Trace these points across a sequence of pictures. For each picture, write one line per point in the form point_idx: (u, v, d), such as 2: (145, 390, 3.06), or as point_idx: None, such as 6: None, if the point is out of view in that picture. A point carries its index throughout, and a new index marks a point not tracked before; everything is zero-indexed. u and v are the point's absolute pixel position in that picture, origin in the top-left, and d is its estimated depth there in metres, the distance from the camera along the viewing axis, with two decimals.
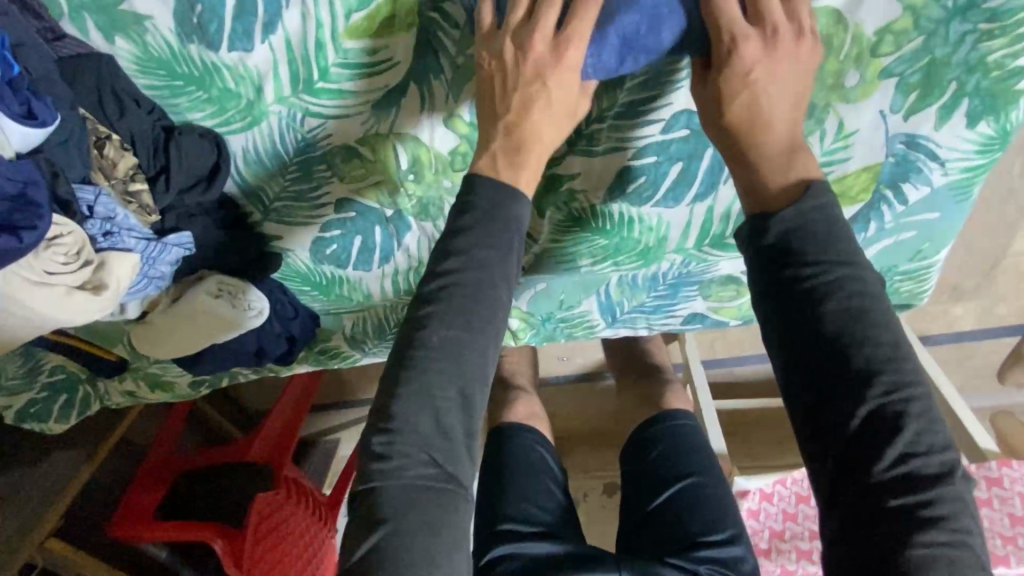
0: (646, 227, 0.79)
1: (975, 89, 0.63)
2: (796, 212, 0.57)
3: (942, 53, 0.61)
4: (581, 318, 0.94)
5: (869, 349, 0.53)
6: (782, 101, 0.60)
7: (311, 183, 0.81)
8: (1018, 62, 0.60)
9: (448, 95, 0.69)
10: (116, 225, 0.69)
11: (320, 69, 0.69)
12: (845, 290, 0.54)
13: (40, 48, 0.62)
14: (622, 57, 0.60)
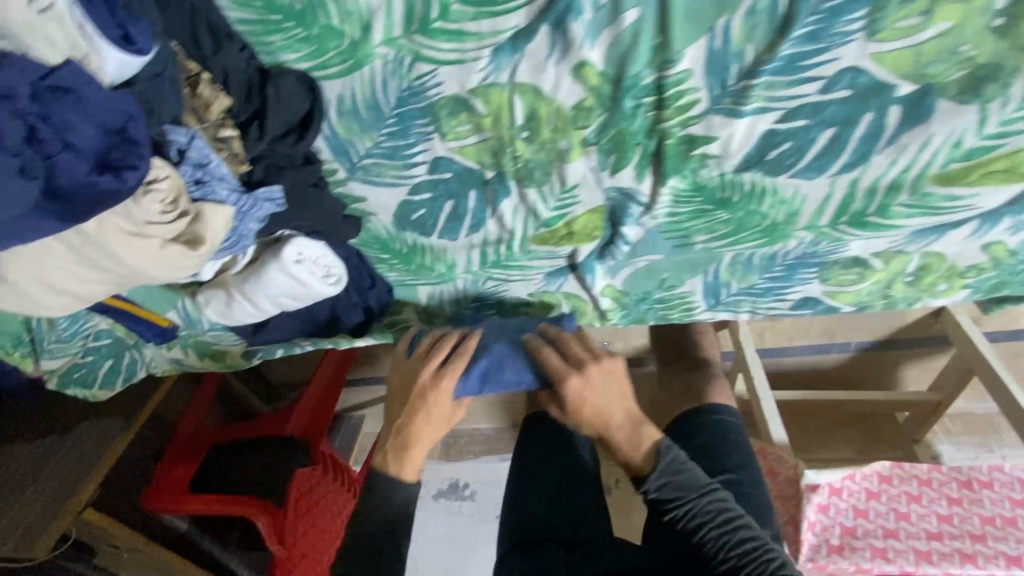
0: (777, 201, 0.72)
1: None
2: (661, 473, 0.72)
3: None
4: (680, 300, 0.88)
5: (700, 513, 0.70)
6: (615, 405, 0.76)
7: (407, 139, 0.74)
8: None
9: (584, 40, 0.61)
10: (206, 175, 0.61)
11: (440, 6, 0.61)
12: (699, 504, 0.70)
13: None
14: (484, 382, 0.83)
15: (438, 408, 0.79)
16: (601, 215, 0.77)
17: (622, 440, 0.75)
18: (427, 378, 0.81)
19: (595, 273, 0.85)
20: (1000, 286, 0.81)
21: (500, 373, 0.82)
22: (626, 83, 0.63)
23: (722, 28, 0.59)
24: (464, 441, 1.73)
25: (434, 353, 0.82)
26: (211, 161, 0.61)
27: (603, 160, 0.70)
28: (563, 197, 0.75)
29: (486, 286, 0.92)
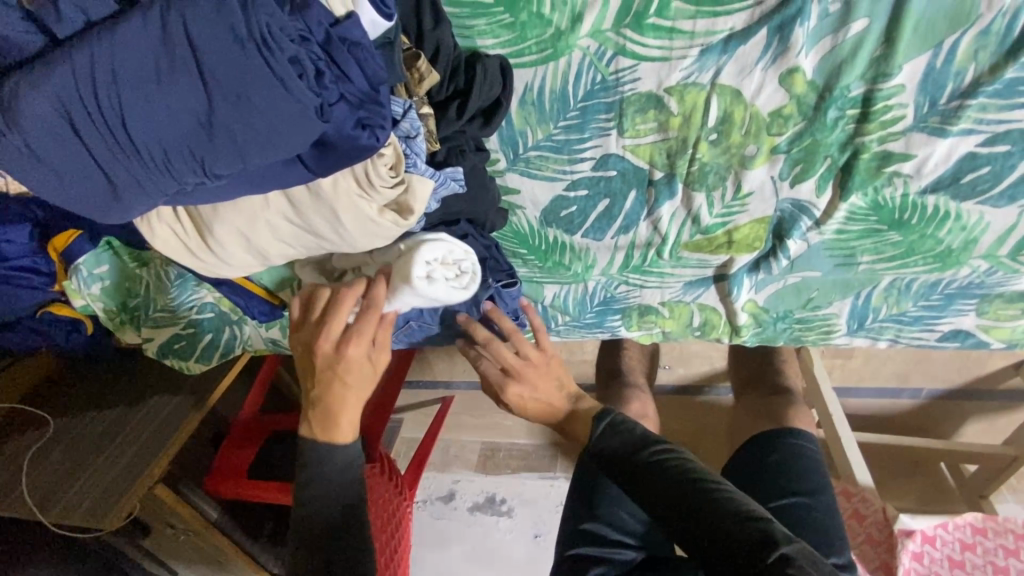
0: (958, 226, 0.71)
1: None
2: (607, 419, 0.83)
3: None
4: (820, 322, 0.85)
5: (650, 475, 0.75)
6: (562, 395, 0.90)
7: (583, 133, 0.73)
8: None
9: (803, 47, 0.61)
10: (406, 148, 0.59)
11: (660, 2, 0.61)
12: (637, 437, 0.80)
13: None
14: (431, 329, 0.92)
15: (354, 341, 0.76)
16: (766, 226, 0.76)
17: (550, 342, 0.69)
18: (332, 349, 0.77)
19: (742, 286, 0.83)
20: None
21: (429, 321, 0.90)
22: (833, 94, 0.63)
23: (948, 46, 0.59)
24: (500, 456, 1.57)
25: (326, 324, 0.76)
26: (416, 137, 0.59)
27: (787, 170, 0.70)
28: (730, 206, 0.75)
29: (618, 291, 0.89)
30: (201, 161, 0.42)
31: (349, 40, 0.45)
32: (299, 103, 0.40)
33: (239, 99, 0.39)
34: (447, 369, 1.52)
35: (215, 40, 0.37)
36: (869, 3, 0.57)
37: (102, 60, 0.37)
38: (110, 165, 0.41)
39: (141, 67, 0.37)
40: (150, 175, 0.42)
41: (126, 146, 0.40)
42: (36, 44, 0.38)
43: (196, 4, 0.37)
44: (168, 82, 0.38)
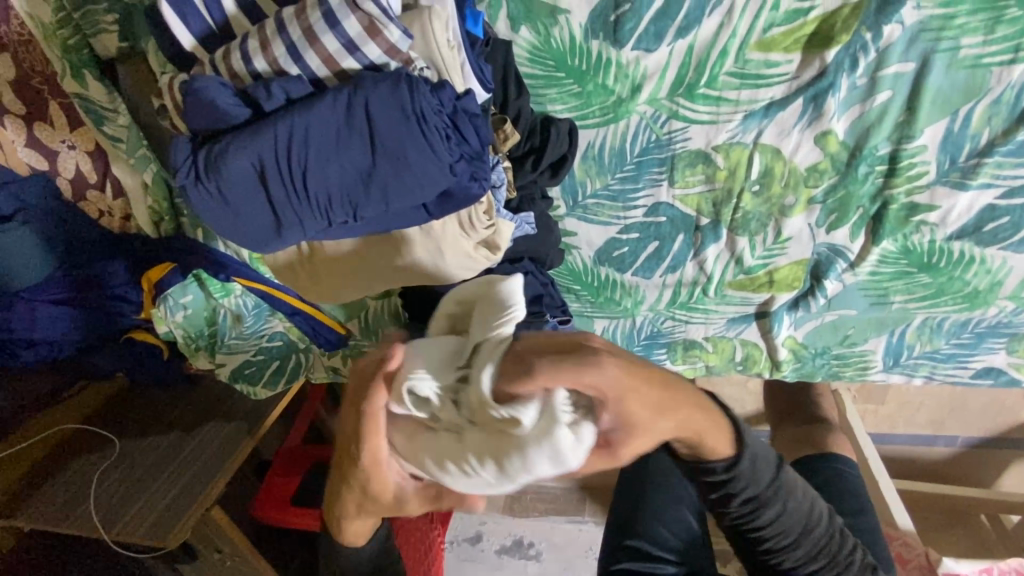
0: (983, 269, 0.78)
1: None
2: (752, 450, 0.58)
3: None
4: (857, 359, 0.91)
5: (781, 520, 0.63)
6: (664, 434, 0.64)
7: (637, 183, 0.83)
8: None
9: (836, 113, 0.71)
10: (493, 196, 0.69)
11: (709, 76, 0.72)
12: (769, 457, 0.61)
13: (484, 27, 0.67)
14: None
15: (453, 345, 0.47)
16: (803, 267, 0.84)
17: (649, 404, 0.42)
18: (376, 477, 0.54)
19: (782, 323, 0.90)
20: None
21: None
22: (863, 153, 0.73)
23: (963, 113, 0.68)
24: (528, 497, 1.58)
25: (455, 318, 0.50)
26: (499, 188, 0.69)
27: (822, 218, 0.78)
28: (770, 249, 0.83)
29: (664, 326, 0.97)
30: (352, 207, 0.53)
31: (471, 109, 0.54)
32: (437, 158, 0.51)
33: (398, 162, 0.50)
34: None
35: (388, 117, 0.49)
36: (892, 78, 0.67)
37: (298, 127, 0.49)
38: (280, 207, 0.52)
39: (324, 132, 0.49)
40: (309, 215, 0.52)
41: (300, 192, 0.51)
42: (243, 115, 0.50)
43: (378, 91, 0.48)
44: (346, 147, 0.50)
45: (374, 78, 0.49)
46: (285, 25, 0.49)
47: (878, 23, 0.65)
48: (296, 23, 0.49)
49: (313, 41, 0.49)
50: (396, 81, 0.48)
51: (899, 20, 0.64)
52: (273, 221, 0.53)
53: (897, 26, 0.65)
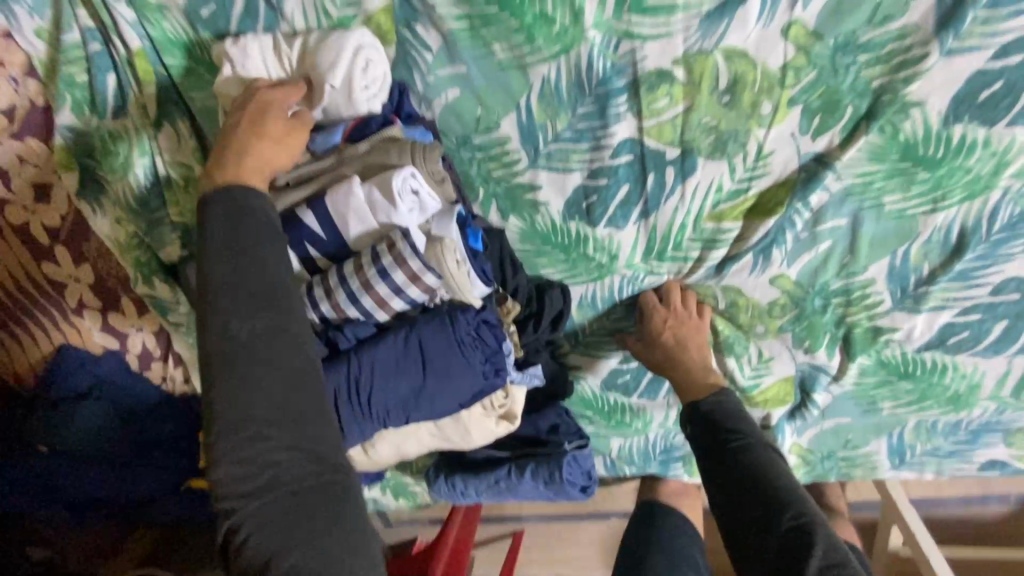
0: (958, 374, 0.84)
1: None
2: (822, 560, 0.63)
3: None
4: (864, 459, 0.96)
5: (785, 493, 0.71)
6: (692, 349, 0.86)
7: (630, 322, 0.94)
8: None
9: (784, 262, 0.81)
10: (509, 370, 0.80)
11: (674, 243, 0.84)
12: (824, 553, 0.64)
13: (491, 245, 0.84)
14: (522, 494, 1.03)
15: (688, 352, 0.86)
16: (791, 384, 0.91)
17: (694, 368, 0.85)
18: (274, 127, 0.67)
19: (785, 433, 0.95)
20: None
21: (520, 493, 1.02)
22: (817, 288, 0.82)
23: (901, 251, 0.77)
24: None
25: (645, 310, 0.88)
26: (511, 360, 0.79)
27: (798, 342, 0.87)
28: (758, 369, 0.91)
29: (676, 439, 1.05)
30: (405, 416, 0.69)
31: (490, 321, 0.72)
32: (470, 362, 0.68)
33: (444, 374, 0.67)
34: (523, 505, 1.63)
35: (436, 345, 0.67)
36: (830, 231, 0.78)
37: (364, 362, 0.67)
38: (347, 423, 0.68)
39: (382, 355, 0.66)
40: (370, 426, 0.69)
41: (366, 409, 0.68)
42: (323, 353, 0.68)
43: (429, 328, 0.67)
44: (402, 369, 0.67)
45: (426, 319, 0.68)
46: (347, 277, 0.66)
47: (806, 194, 0.75)
48: (356, 276, 0.66)
49: (372, 285, 0.66)
50: (442, 319, 0.67)
51: (824, 188, 0.74)
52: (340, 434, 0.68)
53: (822, 193, 0.75)
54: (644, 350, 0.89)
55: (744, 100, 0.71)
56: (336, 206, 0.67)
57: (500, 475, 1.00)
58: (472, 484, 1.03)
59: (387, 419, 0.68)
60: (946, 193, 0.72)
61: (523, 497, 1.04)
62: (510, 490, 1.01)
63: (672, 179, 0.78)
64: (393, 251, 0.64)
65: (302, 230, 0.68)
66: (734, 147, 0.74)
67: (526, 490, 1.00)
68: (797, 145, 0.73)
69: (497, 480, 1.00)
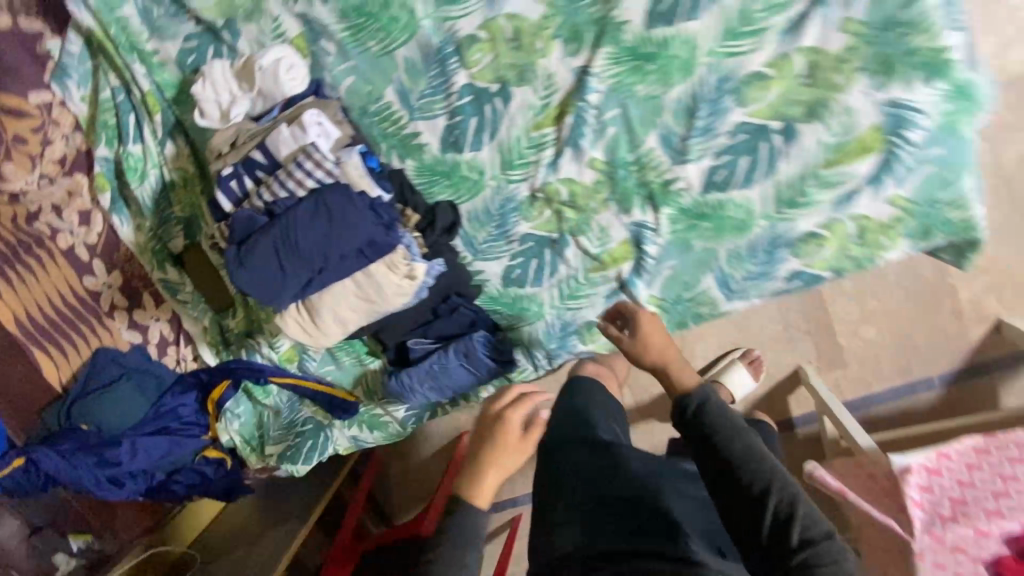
0: (734, 205, 1.15)
1: (919, 65, 0.97)
2: (795, 516, 0.76)
3: (892, 48, 0.98)
4: (703, 296, 1.25)
5: (773, 491, 0.79)
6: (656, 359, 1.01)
7: (507, 223, 1.27)
8: (938, 45, 0.96)
9: (590, 148, 1.17)
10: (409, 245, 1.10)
11: (517, 153, 1.20)
12: (796, 515, 0.76)
13: (393, 176, 1.23)
14: (456, 374, 1.35)
15: (645, 354, 1.02)
16: (628, 244, 1.24)
17: (658, 359, 1.01)
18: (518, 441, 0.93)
19: (638, 285, 1.25)
20: (929, 229, 1.11)
21: (452, 373, 1.34)
22: (618, 162, 1.17)
23: (660, 123, 1.12)
24: None
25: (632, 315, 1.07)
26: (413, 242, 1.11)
27: (621, 206, 1.21)
28: (602, 239, 1.24)
29: (568, 317, 1.33)
30: (322, 254, 1.01)
31: (382, 202, 1.06)
32: (364, 212, 1.02)
33: (345, 220, 1.00)
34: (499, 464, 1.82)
35: (340, 202, 1.01)
36: (611, 119, 1.14)
37: (292, 215, 1.00)
38: (283, 261, 1.00)
39: (303, 210, 1.01)
40: (300, 263, 1.01)
41: (296, 249, 1.00)
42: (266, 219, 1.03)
43: (333, 191, 1.01)
44: (317, 219, 1.00)
45: (329, 189, 1.02)
46: (281, 178, 1.05)
47: (584, 95, 1.12)
48: (287, 176, 1.05)
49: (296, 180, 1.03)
50: (342, 187, 1.01)
51: (594, 89, 1.11)
52: (279, 270, 1.01)
53: (595, 93, 1.12)
54: (637, 359, 1.04)
55: (526, 43, 1.11)
56: (273, 141, 1.07)
57: (436, 357, 1.32)
58: (418, 373, 1.34)
59: (309, 254, 1.00)
60: (668, 75, 1.08)
61: (458, 379, 1.36)
62: (445, 370, 1.34)
63: (501, 105, 1.17)
64: (307, 156, 1.04)
65: (252, 161, 1.08)
66: (531, 75, 1.13)
67: (455, 366, 1.34)
68: (569, 68, 1.12)
69: (434, 362, 1.33)
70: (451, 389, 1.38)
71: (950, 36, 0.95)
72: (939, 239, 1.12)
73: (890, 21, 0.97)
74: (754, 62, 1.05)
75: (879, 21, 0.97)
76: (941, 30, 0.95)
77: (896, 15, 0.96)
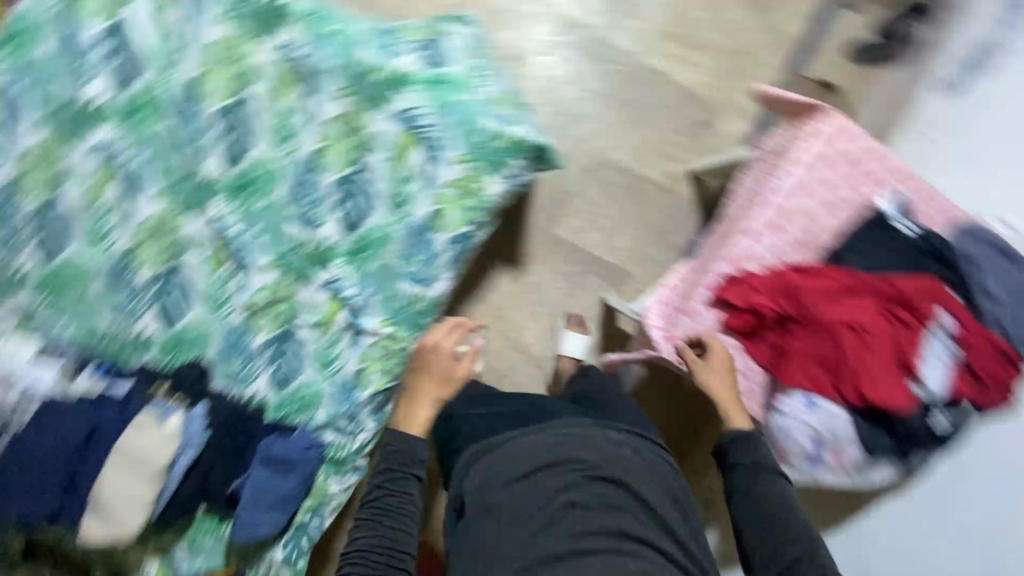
0: (372, 229, 1.49)
1: (390, 86, 1.44)
2: (804, 540, 1.05)
3: (370, 89, 1.44)
4: (410, 297, 1.54)
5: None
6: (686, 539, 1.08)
7: (246, 346, 1.54)
8: (389, 72, 1.44)
9: (257, 260, 1.49)
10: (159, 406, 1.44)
11: (216, 296, 1.51)
12: (794, 547, 1.04)
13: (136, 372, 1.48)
14: (280, 480, 1.51)
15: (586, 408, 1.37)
16: (334, 300, 1.53)
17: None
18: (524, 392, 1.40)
19: (363, 322, 1.53)
20: (494, 162, 1.50)
21: (275, 481, 1.50)
22: (282, 255, 1.49)
23: (286, 215, 1.47)
24: None
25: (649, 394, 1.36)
26: (166, 403, 1.45)
27: (308, 281, 1.52)
28: (314, 309, 1.53)
29: (339, 379, 1.56)
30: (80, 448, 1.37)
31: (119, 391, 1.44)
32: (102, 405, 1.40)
33: (89, 417, 1.38)
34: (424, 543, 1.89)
35: (81, 409, 1.39)
36: (254, 235, 1.48)
37: (43, 437, 1.35)
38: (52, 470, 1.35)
39: (49, 428, 1.36)
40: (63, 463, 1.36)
41: (56, 457, 1.35)
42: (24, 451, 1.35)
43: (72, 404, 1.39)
44: (65, 428, 1.36)
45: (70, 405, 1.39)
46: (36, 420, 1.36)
47: (226, 232, 1.47)
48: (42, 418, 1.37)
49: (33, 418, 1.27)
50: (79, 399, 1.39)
51: (230, 224, 1.47)
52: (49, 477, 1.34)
53: (233, 226, 1.47)
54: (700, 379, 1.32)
55: (167, 227, 1.47)
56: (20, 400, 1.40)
57: (254, 477, 1.49)
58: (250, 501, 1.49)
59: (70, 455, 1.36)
60: (266, 186, 1.46)
61: (285, 483, 1.51)
62: (268, 483, 1.49)
63: (181, 274, 1.49)
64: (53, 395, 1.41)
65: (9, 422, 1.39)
66: (186, 243, 1.48)
67: (272, 473, 1.50)
68: (205, 224, 1.48)
69: (255, 482, 1.48)
70: (290, 499, 1.53)
71: (392, 64, 1.44)
72: (508, 162, 1.51)
73: (355, 77, 1.43)
74: (307, 145, 1.45)
75: (350, 81, 1.43)
76: (383, 65, 1.43)
77: (355, 73, 1.43)
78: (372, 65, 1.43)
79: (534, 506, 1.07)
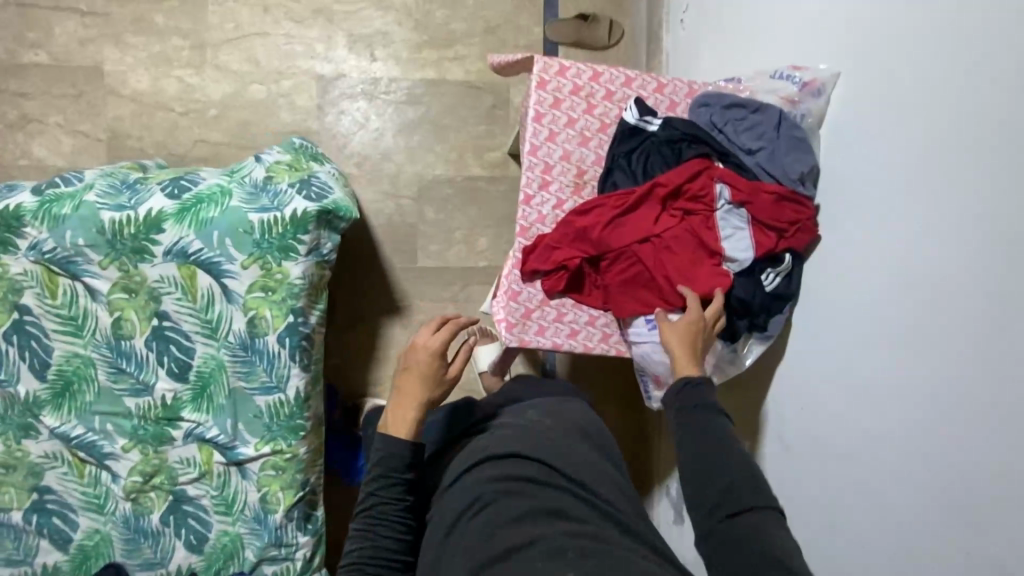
0: (204, 364, 1.50)
1: (147, 232, 1.44)
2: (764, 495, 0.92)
3: (130, 244, 1.44)
4: (273, 407, 1.53)
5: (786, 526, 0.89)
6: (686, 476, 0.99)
7: (145, 529, 1.51)
8: (139, 221, 1.43)
9: (115, 447, 1.49)
10: None
11: (94, 497, 1.49)
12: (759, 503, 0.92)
13: None
14: None
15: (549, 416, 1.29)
16: (205, 446, 1.52)
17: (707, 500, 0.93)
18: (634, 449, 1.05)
19: (242, 451, 1.52)
20: (282, 248, 1.48)
21: None
22: (136, 430, 1.50)
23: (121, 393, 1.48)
24: None
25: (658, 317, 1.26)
26: None
27: (171, 440, 1.51)
28: (190, 463, 1.51)
29: (248, 513, 1.54)
30: None
31: None
32: None
33: None
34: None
35: None
36: (100, 424, 1.48)
37: None
38: None
39: None
40: None
41: None
42: None
43: None
44: None
45: None
46: None
47: (70, 437, 1.46)
48: None
49: None
50: None
51: (71, 428, 1.46)
52: None
53: (75, 428, 1.47)
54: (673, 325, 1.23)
55: (15, 460, 1.45)
56: None
57: None
58: None
59: None
60: (87, 377, 1.47)
61: None
62: None
63: (50, 496, 1.47)
64: None
65: None
66: (39, 465, 1.47)
67: None
68: (48, 439, 1.47)
69: None
70: None
71: (139, 212, 1.44)
72: (295, 241, 1.49)
73: (110, 241, 1.43)
74: (104, 322, 1.46)
75: (108, 247, 1.43)
76: (131, 217, 1.43)
77: (108, 238, 1.43)
78: (120, 222, 1.43)
79: (475, 549, 0.95)
